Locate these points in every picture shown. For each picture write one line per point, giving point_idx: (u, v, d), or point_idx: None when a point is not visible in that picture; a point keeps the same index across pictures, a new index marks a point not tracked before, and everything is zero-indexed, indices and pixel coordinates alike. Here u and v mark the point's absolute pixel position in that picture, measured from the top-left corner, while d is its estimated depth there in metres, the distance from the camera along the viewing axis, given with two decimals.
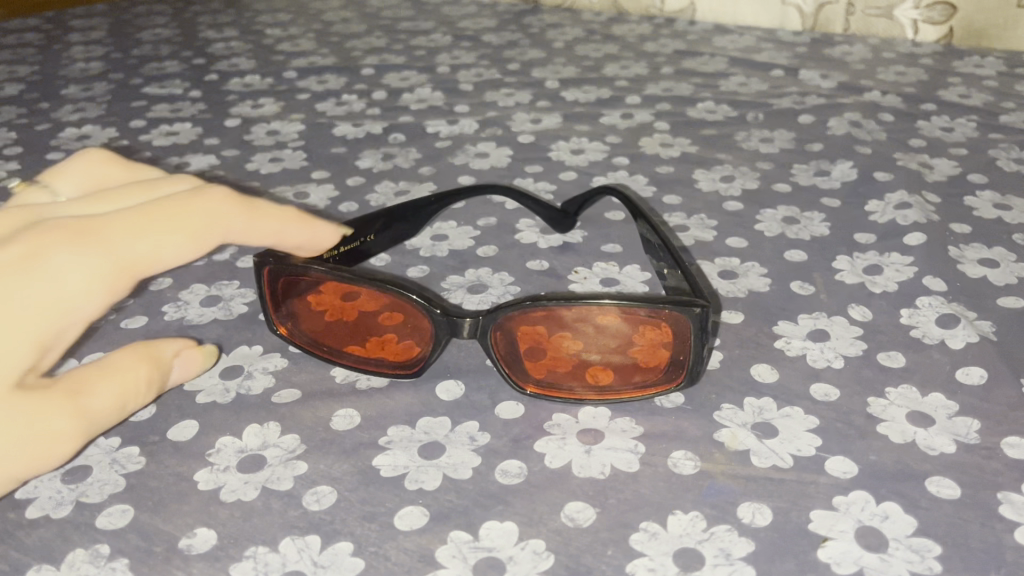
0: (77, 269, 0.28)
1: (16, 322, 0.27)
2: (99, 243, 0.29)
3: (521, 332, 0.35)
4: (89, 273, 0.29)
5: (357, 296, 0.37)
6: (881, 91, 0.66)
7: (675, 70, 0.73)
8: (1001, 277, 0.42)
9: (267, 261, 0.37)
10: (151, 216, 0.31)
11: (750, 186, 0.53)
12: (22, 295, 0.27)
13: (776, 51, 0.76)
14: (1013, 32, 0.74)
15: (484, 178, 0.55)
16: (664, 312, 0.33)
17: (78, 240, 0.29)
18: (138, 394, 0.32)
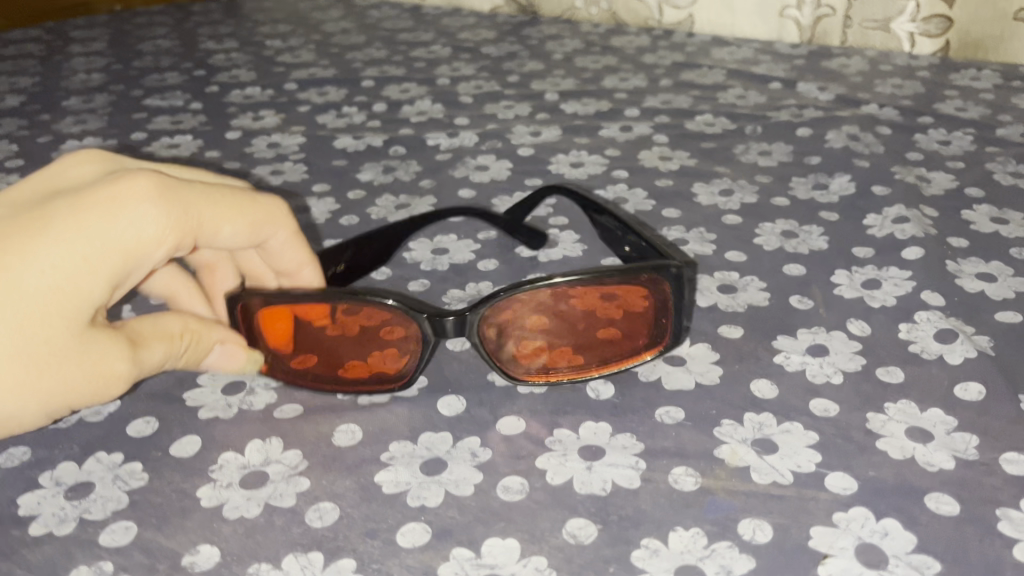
0: (155, 222, 0.30)
1: (95, 263, 0.29)
2: (178, 200, 0.31)
3: (503, 325, 0.36)
4: (165, 227, 0.31)
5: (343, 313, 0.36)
6: (878, 104, 0.66)
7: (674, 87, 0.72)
8: (998, 291, 0.42)
9: (238, 299, 0.36)
10: (220, 195, 0.34)
11: (749, 200, 0.53)
12: (107, 241, 0.29)
13: (774, 63, 0.76)
14: (1009, 44, 0.74)
15: (485, 191, 0.55)
16: (641, 277, 0.36)
17: (163, 194, 0.31)
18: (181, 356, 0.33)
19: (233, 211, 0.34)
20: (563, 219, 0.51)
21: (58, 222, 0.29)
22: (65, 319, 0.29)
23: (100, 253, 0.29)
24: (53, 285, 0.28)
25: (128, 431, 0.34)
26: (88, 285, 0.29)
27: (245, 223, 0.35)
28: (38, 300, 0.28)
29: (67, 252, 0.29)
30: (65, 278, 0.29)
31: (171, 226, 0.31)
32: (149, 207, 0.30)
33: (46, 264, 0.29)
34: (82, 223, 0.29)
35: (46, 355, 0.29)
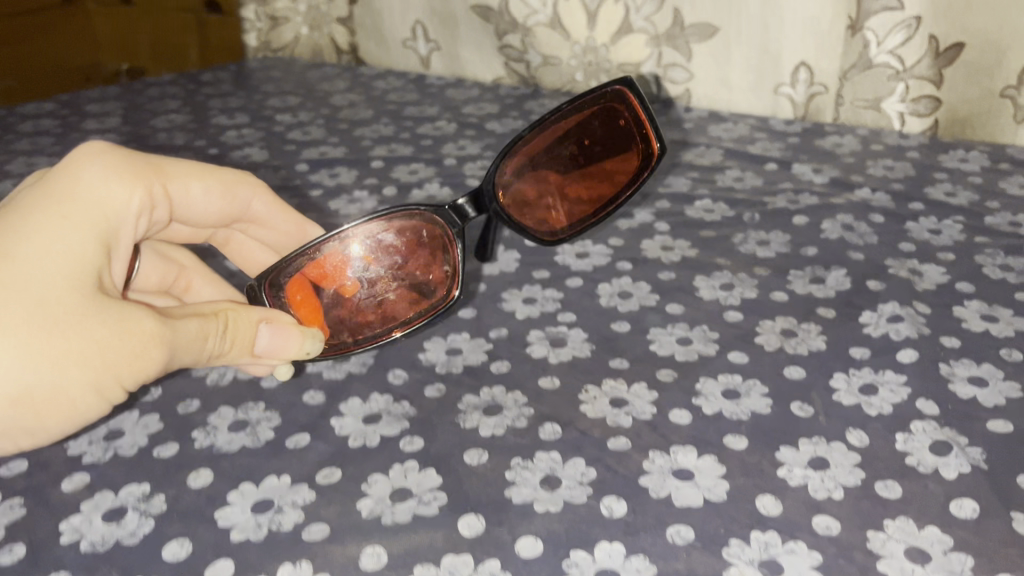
0: (113, 182, 0.41)
1: (80, 226, 0.39)
2: (126, 166, 0.42)
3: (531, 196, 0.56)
4: (120, 185, 0.41)
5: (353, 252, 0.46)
6: (871, 188, 0.69)
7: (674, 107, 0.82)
8: (990, 397, 0.44)
9: (262, 280, 0.45)
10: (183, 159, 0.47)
11: (749, 295, 0.55)
12: (81, 207, 0.39)
13: (770, 142, 0.79)
14: (996, 121, 0.77)
15: (494, 284, 0.57)
16: (581, 111, 0.55)
17: (112, 162, 0.41)
18: (218, 324, 0.41)
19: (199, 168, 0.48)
20: (571, 315, 0.53)
21: (36, 207, 0.38)
22: (76, 267, 0.37)
23: (80, 215, 0.39)
24: (54, 233, 0.38)
25: (164, 554, 0.36)
26: (79, 245, 0.38)
27: (213, 181, 0.48)
28: (44, 265, 0.36)
29: (52, 218, 0.38)
30: (63, 236, 0.38)
31: (127, 175, 0.41)
32: (102, 172, 0.41)
33: (39, 238, 0.37)
34: (55, 188, 0.39)
35: (79, 310, 0.36)
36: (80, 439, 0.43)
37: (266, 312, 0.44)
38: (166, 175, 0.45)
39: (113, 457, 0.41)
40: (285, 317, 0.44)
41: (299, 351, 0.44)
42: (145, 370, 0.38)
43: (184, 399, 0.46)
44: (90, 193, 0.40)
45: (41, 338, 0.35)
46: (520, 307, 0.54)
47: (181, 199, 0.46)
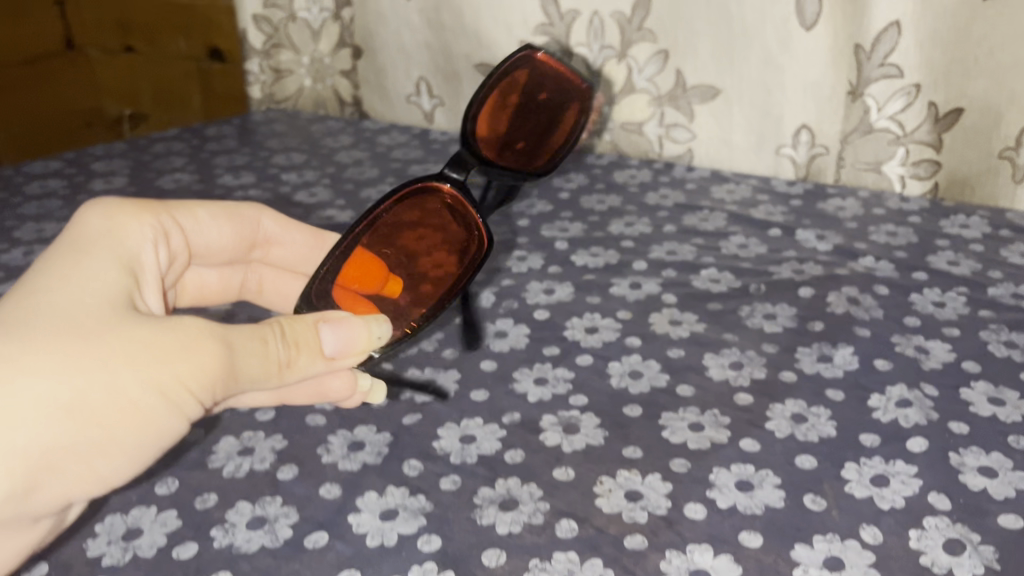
0: (118, 224, 0.43)
1: (98, 260, 0.40)
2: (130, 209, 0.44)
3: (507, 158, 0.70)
4: (125, 225, 0.43)
5: (377, 238, 0.54)
6: (875, 257, 0.70)
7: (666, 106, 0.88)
8: (1000, 488, 0.45)
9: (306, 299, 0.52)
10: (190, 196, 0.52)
11: (758, 375, 0.55)
12: (95, 247, 0.41)
13: (773, 205, 0.80)
14: (995, 181, 0.78)
15: (506, 362, 0.57)
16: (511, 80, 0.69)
17: (116, 209, 0.44)
18: (272, 329, 0.42)
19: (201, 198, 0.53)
20: (582, 397, 0.54)
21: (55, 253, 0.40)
22: (107, 289, 0.39)
23: (96, 253, 0.41)
24: (79, 262, 0.40)
25: None
26: (102, 275, 0.39)
27: (216, 207, 0.53)
28: (75, 290, 0.38)
29: (69, 256, 0.40)
30: (87, 269, 0.39)
31: (132, 213, 0.44)
32: (107, 217, 0.43)
33: (65, 273, 0.38)
34: (68, 234, 0.42)
35: (121, 320, 0.37)
36: (99, 539, 0.43)
37: (317, 317, 0.45)
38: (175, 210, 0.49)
39: (133, 559, 0.42)
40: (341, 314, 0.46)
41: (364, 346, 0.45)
42: (207, 366, 0.37)
43: (201, 492, 0.46)
44: (102, 231, 0.42)
45: (89, 340, 0.35)
46: (532, 388, 0.55)
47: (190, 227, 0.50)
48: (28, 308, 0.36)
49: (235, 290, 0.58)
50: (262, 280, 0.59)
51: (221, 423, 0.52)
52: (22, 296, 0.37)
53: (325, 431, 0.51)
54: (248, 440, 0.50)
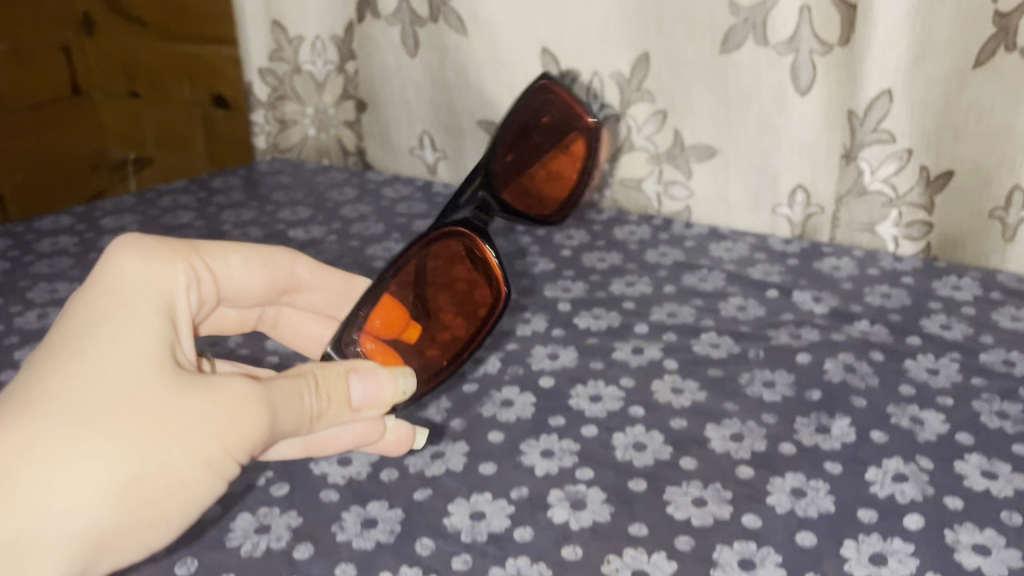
0: (152, 267, 0.44)
1: (138, 312, 0.42)
2: (160, 251, 0.46)
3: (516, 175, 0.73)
4: (158, 269, 0.45)
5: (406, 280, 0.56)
6: (870, 320, 0.72)
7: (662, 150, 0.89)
8: (994, 567, 0.47)
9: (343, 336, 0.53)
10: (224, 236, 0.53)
11: (759, 447, 0.57)
12: (132, 296, 0.43)
13: (770, 264, 0.82)
14: (986, 241, 0.81)
15: (513, 432, 0.59)
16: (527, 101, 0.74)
17: (149, 251, 0.45)
18: (309, 379, 0.44)
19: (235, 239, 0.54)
20: (589, 470, 0.55)
21: (96, 306, 0.42)
22: (152, 350, 0.40)
23: (135, 304, 0.42)
24: (121, 319, 0.41)
25: None
26: (143, 332, 0.41)
27: (250, 252, 0.54)
28: (121, 356, 0.39)
29: (110, 312, 0.41)
30: (129, 327, 0.41)
31: (164, 258, 0.45)
32: (141, 261, 0.44)
33: (108, 334, 0.40)
34: (105, 282, 0.43)
35: (168, 391, 0.39)
36: None
37: (350, 363, 0.47)
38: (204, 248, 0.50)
39: None
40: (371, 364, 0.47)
41: (394, 392, 0.47)
42: (249, 432, 0.39)
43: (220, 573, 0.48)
44: (138, 276, 0.44)
45: (139, 418, 0.37)
46: (539, 461, 0.56)
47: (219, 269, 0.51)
48: (79, 384, 0.38)
49: (253, 322, 0.59)
50: (280, 314, 0.61)
51: (238, 499, 0.53)
52: (70, 364, 0.39)
53: (339, 508, 0.52)
54: (264, 517, 0.52)
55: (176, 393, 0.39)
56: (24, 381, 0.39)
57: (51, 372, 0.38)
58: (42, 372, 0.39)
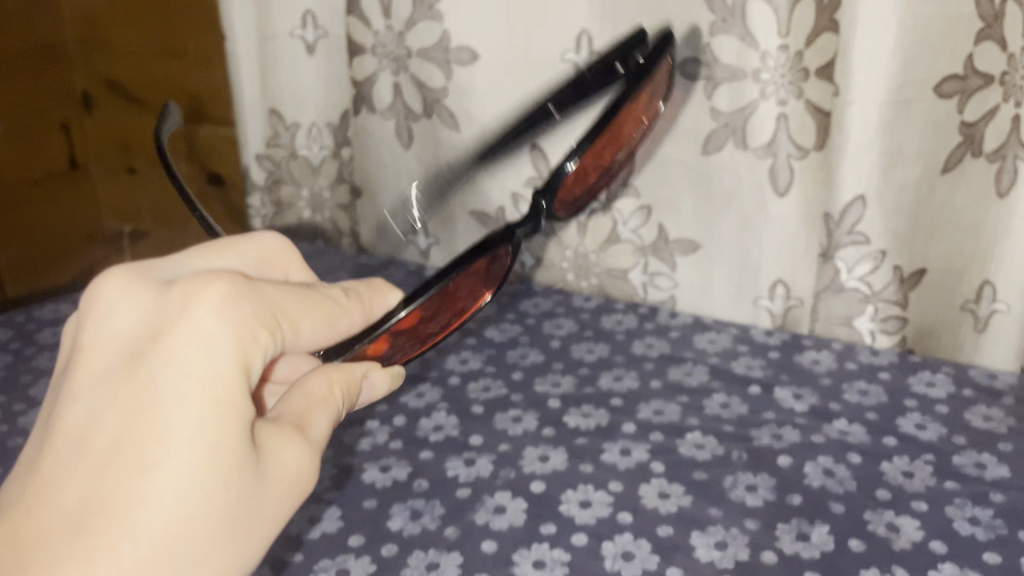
0: (235, 338, 0.44)
1: (228, 405, 0.43)
2: (239, 316, 0.45)
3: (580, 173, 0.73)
4: (241, 339, 0.44)
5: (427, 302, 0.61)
6: (847, 419, 0.75)
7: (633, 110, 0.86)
8: None
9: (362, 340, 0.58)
10: (296, 295, 0.51)
11: (742, 555, 0.59)
12: (221, 383, 0.43)
13: (752, 357, 0.85)
14: (958, 332, 0.85)
15: (506, 541, 0.61)
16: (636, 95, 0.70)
17: (231, 317, 0.45)
18: (336, 402, 0.51)
19: (305, 294, 0.52)
20: None
21: (184, 399, 0.42)
22: (241, 455, 0.43)
23: (224, 395, 0.43)
24: (216, 420, 0.42)
25: None
26: (233, 434, 0.43)
27: (320, 316, 0.52)
28: (219, 472, 0.42)
29: (201, 408, 0.42)
30: (221, 430, 0.42)
31: (246, 324, 0.45)
32: (225, 332, 0.44)
33: (202, 443, 0.42)
34: (191, 362, 0.43)
35: (254, 499, 0.44)
36: None
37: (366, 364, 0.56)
38: (286, 318, 0.49)
39: None
40: (376, 367, 0.57)
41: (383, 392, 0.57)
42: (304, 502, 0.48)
43: None
44: (226, 351, 0.44)
45: (233, 536, 0.43)
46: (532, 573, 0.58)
47: (294, 338, 0.50)
48: (184, 511, 0.41)
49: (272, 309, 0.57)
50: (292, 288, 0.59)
51: None
52: (172, 489, 0.41)
53: None
54: None
55: (257, 509, 0.44)
56: (121, 494, 0.40)
57: (153, 495, 0.41)
58: (143, 490, 0.41)
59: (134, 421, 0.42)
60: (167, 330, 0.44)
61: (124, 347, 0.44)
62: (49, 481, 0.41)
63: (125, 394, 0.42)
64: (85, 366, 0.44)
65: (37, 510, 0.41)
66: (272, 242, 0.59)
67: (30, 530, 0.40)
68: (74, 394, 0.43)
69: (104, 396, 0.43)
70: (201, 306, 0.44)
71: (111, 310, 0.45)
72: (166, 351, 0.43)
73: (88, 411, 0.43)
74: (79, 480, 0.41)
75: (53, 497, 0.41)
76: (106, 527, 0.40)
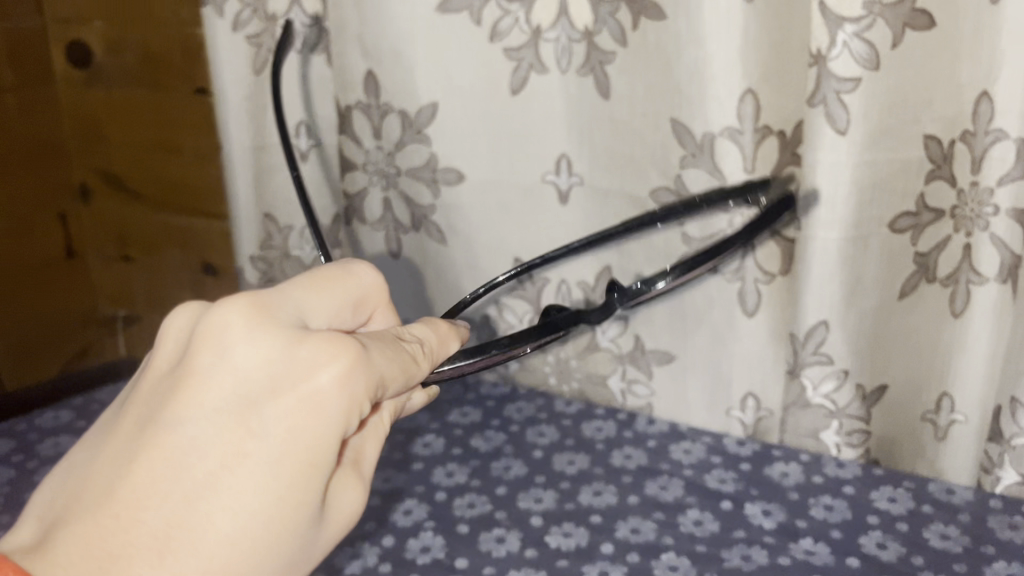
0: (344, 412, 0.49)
1: (315, 473, 0.49)
2: (355, 393, 0.49)
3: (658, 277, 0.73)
4: (348, 414, 0.49)
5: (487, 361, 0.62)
6: (813, 537, 0.79)
7: (672, 187, 0.89)
8: None
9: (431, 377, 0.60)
10: (399, 355, 0.54)
11: None
12: (318, 453, 0.49)
13: (725, 470, 0.90)
14: (916, 440, 0.91)
15: None
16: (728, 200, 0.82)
17: (349, 393, 0.49)
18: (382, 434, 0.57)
19: (402, 352, 0.54)
20: None
21: (284, 460, 0.48)
22: (309, 513, 0.49)
23: (315, 464, 0.49)
24: (302, 482, 0.48)
25: None
26: (311, 497, 0.49)
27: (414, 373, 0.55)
28: (288, 528, 0.48)
29: (294, 469, 0.48)
30: (302, 493, 0.48)
31: (358, 402, 0.50)
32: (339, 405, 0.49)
33: (285, 502, 0.48)
34: (301, 426, 0.48)
35: (303, 545, 0.50)
36: None
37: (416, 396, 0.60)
38: (390, 388, 0.53)
39: None
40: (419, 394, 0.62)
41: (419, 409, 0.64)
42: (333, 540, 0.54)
43: None
44: (331, 422, 0.49)
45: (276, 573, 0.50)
46: None
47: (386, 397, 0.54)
48: (252, 552, 0.47)
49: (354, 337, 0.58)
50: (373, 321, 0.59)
51: None
52: (247, 535, 0.47)
53: None
54: None
55: (304, 551, 0.51)
56: (205, 528, 0.46)
57: (234, 537, 0.46)
58: (224, 528, 0.46)
59: (235, 466, 0.47)
60: (289, 392, 0.48)
61: (237, 388, 0.48)
62: (146, 496, 0.45)
63: (233, 438, 0.47)
64: (197, 395, 0.47)
65: (131, 519, 0.45)
66: (369, 281, 0.58)
67: (118, 538, 0.44)
68: (185, 416, 0.47)
69: (212, 433, 0.47)
70: (324, 375, 0.48)
71: (234, 347, 0.48)
72: (280, 409, 0.48)
73: (196, 442, 0.46)
74: (174, 504, 0.45)
75: (144, 513, 0.45)
76: (186, 555, 0.45)
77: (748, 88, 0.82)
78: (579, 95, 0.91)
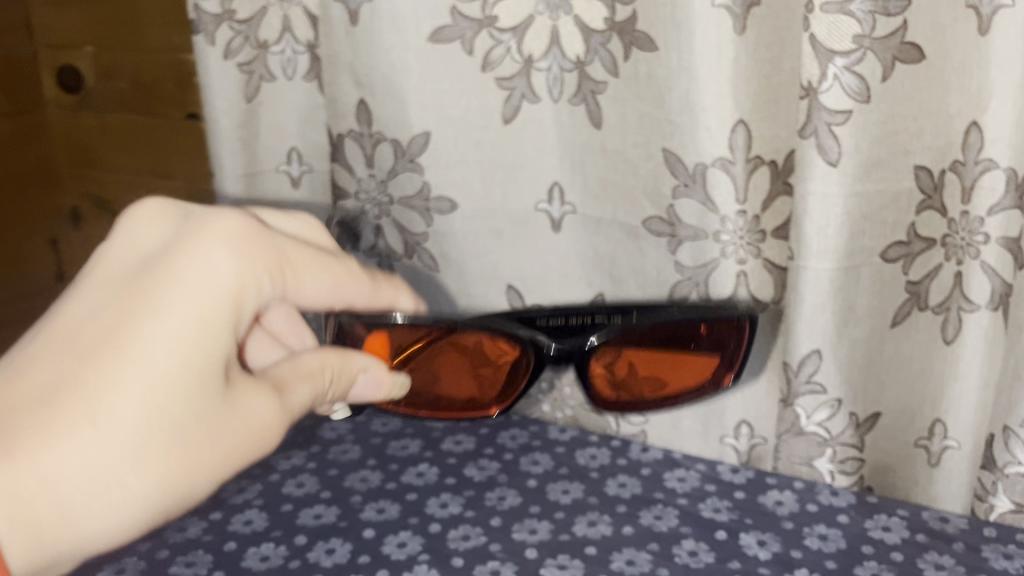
0: (232, 266, 0.60)
1: (211, 326, 0.57)
2: (238, 250, 0.61)
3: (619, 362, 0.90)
4: (234, 267, 0.60)
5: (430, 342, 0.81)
6: (808, 569, 0.79)
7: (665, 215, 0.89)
8: None
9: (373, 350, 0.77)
10: (300, 252, 0.68)
11: None
12: (213, 310, 0.58)
13: (719, 498, 0.89)
14: (910, 465, 0.92)
15: None
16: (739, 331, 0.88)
17: (232, 248, 0.61)
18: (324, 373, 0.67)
19: (316, 259, 0.70)
20: None
21: (178, 314, 0.57)
22: (208, 366, 0.57)
23: (213, 320, 0.58)
24: (198, 334, 0.57)
25: None
26: (210, 350, 0.57)
27: (323, 273, 0.70)
28: (187, 376, 0.56)
29: (187, 323, 0.57)
30: (195, 342, 0.57)
31: (242, 259, 0.61)
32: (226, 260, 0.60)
33: (179, 349, 0.56)
34: (191, 276, 0.58)
35: (212, 409, 0.57)
36: None
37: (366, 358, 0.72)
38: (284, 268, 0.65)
39: None
40: (378, 367, 0.74)
41: (386, 386, 0.74)
42: (261, 434, 0.61)
43: None
44: (219, 274, 0.59)
45: (189, 437, 0.56)
46: None
47: (290, 284, 0.66)
48: (152, 396, 0.55)
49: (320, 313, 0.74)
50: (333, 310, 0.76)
51: None
52: (142, 381, 0.55)
53: None
54: None
55: (213, 419, 0.57)
56: (101, 372, 0.55)
57: (131, 383, 0.54)
58: (120, 374, 0.55)
59: (129, 318, 0.57)
60: (178, 255, 0.60)
61: (131, 266, 0.61)
62: (52, 354, 0.56)
63: (124, 299, 0.58)
64: (98, 277, 0.60)
65: (37, 365, 0.56)
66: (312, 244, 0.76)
67: (26, 383, 0.55)
68: (87, 290, 0.60)
69: (105, 299, 0.58)
70: (213, 247, 0.60)
71: (134, 240, 0.62)
72: (173, 279, 0.58)
73: (90, 307, 0.58)
74: (75, 356, 0.56)
75: (46, 366, 0.55)
76: (80, 394, 0.54)
77: (740, 119, 0.82)
78: (571, 124, 0.92)
